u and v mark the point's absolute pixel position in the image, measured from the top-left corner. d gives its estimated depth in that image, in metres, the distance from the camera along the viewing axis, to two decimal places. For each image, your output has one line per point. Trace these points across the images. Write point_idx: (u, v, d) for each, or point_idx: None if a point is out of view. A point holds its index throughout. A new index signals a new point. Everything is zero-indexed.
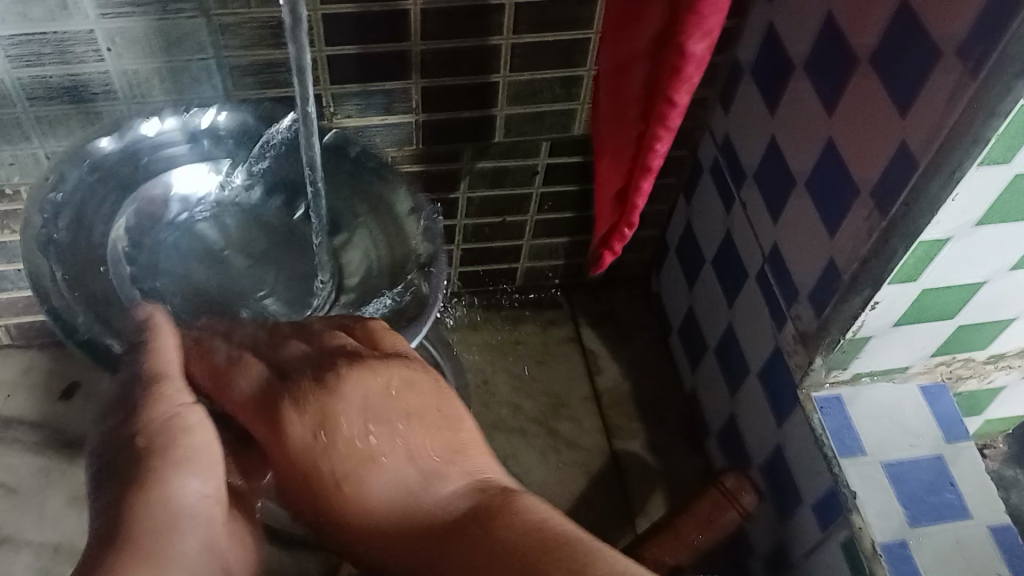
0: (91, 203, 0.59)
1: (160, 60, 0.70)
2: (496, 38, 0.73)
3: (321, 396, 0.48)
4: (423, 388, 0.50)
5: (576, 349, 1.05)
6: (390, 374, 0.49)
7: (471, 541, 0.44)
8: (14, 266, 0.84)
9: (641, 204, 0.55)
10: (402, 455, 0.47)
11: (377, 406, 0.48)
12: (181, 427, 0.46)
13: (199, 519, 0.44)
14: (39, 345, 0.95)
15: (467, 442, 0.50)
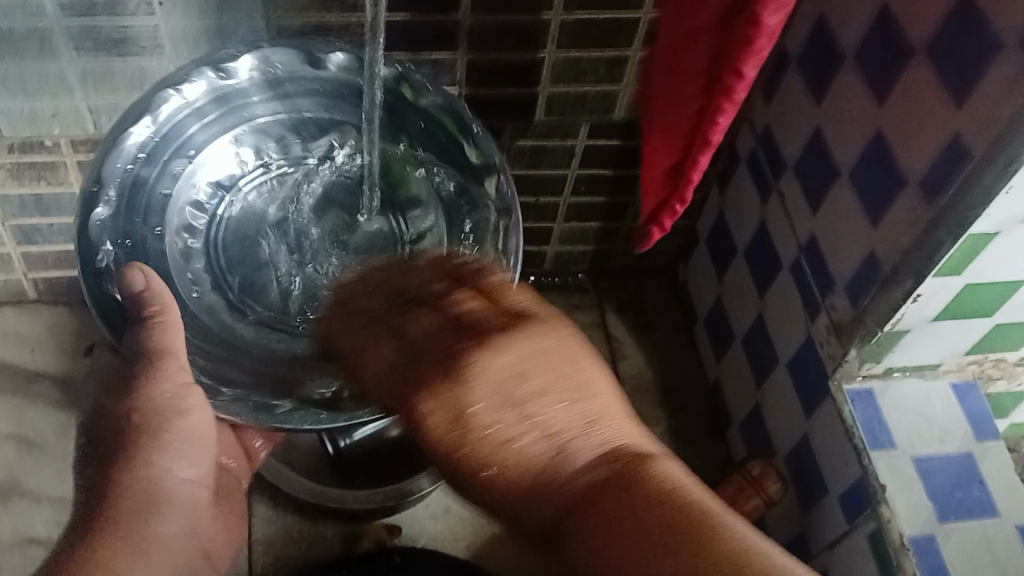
0: (143, 187, 0.62)
1: (210, 18, 0.69)
2: (545, 14, 0.73)
3: (455, 383, 0.42)
4: (551, 351, 0.44)
5: (600, 334, 1.05)
6: (526, 343, 0.43)
7: (623, 512, 0.43)
8: (50, 220, 0.85)
9: (700, 172, 0.56)
10: (539, 434, 0.43)
11: (508, 386, 0.42)
12: (178, 423, 0.54)
13: (170, 513, 0.53)
14: (66, 302, 0.96)
15: (601, 404, 0.45)
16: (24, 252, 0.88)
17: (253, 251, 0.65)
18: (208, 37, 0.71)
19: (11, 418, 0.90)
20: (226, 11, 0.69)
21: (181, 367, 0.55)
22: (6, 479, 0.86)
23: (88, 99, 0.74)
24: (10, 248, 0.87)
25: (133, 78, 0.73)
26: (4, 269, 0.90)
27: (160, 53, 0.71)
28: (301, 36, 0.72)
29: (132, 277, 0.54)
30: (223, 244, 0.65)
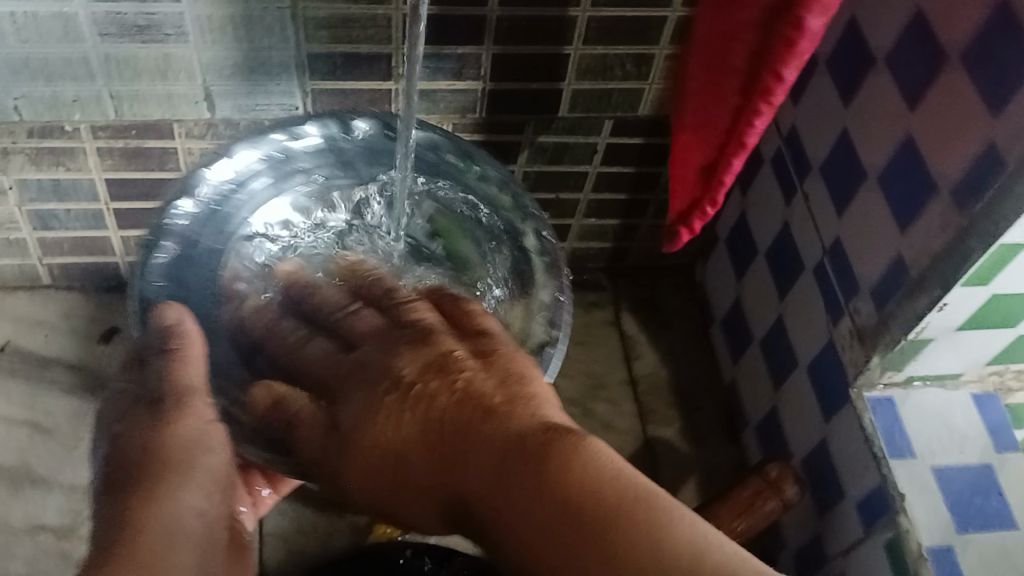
0: (193, 251, 0.65)
1: (235, 6, 0.68)
2: (573, 9, 0.72)
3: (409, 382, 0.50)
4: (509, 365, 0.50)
5: (616, 333, 1.04)
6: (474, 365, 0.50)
7: (538, 491, 0.41)
8: (67, 206, 0.84)
9: (734, 172, 0.56)
10: (478, 410, 0.46)
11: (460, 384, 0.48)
12: (201, 443, 0.52)
13: (198, 526, 0.47)
14: (82, 288, 0.95)
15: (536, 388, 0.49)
16: (41, 238, 0.88)
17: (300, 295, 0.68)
18: (233, 25, 0.70)
19: (24, 403, 0.89)
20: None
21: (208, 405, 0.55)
22: (18, 465, 0.86)
23: (110, 86, 0.73)
24: (26, 233, 0.87)
25: (156, 65, 0.72)
26: (20, 254, 0.90)
27: (184, 40, 0.71)
28: (327, 25, 0.71)
29: (166, 314, 0.58)
30: (274, 292, 0.68)
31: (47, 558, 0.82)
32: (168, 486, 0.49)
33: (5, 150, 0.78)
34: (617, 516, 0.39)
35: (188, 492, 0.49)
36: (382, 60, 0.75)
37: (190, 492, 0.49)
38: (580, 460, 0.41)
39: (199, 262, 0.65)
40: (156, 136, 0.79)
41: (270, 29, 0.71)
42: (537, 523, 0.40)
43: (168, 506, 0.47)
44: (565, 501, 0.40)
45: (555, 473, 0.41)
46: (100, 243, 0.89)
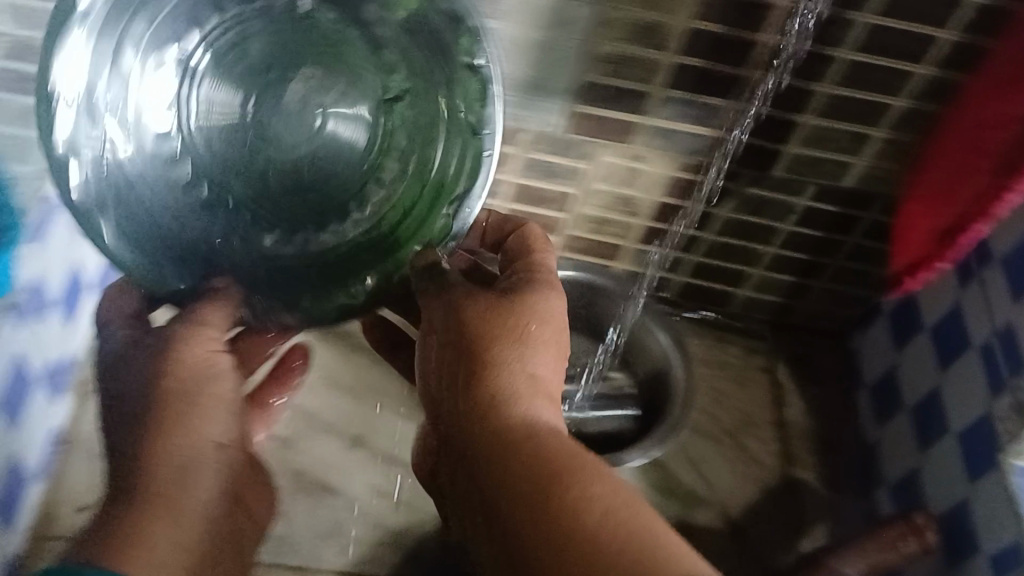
0: (125, 193, 0.62)
1: (545, 33, 0.82)
2: (815, 85, 0.85)
3: (497, 303, 0.61)
4: (542, 334, 0.61)
5: (770, 379, 1.13)
6: (521, 317, 0.60)
7: (487, 496, 0.52)
8: None
9: (966, 241, 0.75)
10: (529, 376, 0.58)
11: (500, 334, 0.59)
12: (212, 372, 0.62)
13: (206, 461, 0.60)
14: None
15: (529, 335, 0.60)
16: None
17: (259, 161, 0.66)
18: (535, 48, 0.84)
19: None
20: (421, 107, 0.68)
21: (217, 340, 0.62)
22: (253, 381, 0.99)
23: (88, 137, 0.60)
24: None
25: None
26: None
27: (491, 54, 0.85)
28: (608, 61, 0.84)
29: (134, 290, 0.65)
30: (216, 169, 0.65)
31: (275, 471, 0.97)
32: (172, 428, 0.59)
33: None
34: (552, 490, 0.48)
35: (205, 424, 0.61)
36: (639, 98, 0.88)
37: (176, 436, 0.59)
38: (591, 515, 0.45)
39: (134, 196, 0.62)
40: None
41: (565, 58, 0.84)
42: (496, 548, 0.50)
43: (179, 438, 0.59)
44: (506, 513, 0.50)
45: (507, 524, 0.49)
46: None
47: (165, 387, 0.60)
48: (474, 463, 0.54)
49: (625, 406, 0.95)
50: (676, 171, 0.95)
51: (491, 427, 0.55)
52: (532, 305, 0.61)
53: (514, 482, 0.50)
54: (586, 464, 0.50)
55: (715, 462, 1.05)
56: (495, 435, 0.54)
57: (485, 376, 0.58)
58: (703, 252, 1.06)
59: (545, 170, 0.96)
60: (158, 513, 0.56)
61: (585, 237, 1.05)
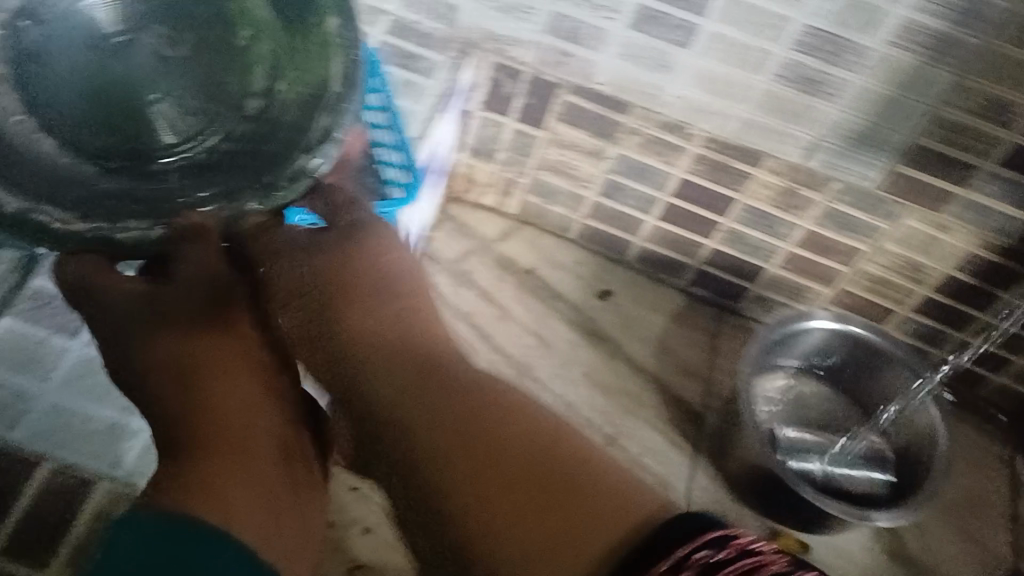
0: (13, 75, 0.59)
1: (895, 91, 0.84)
2: None
3: (338, 259, 0.75)
4: (397, 310, 0.73)
5: (1009, 473, 1.10)
6: (387, 301, 0.74)
7: (388, 390, 0.65)
8: (638, 185, 1.03)
9: None
10: (370, 309, 0.73)
11: (369, 284, 0.74)
12: (188, 365, 0.65)
13: (274, 470, 0.62)
14: (591, 250, 1.15)
15: (392, 300, 0.74)
16: (598, 201, 1.08)
17: (117, 46, 0.63)
18: (880, 103, 0.85)
19: (533, 317, 1.08)
20: (279, 41, 0.66)
21: (218, 326, 0.68)
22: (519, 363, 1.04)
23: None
24: (591, 194, 1.07)
25: (798, 110, 0.89)
26: (572, 207, 1.10)
27: (833, 101, 0.87)
28: (947, 129, 0.86)
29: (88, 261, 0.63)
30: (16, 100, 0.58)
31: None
32: (192, 386, 0.63)
33: (632, 128, 0.97)
34: (487, 419, 0.60)
35: (210, 384, 0.64)
36: (963, 169, 0.89)
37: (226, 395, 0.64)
38: (515, 438, 0.58)
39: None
40: (746, 160, 0.95)
41: (905, 118, 0.86)
42: (424, 473, 0.58)
43: (207, 397, 0.63)
44: (449, 430, 0.59)
45: (423, 438, 0.60)
46: (632, 223, 1.09)
47: (176, 358, 0.65)
48: (370, 397, 0.65)
49: (881, 469, 0.96)
50: (977, 249, 0.95)
51: (389, 366, 0.67)
52: (381, 265, 0.76)
53: (449, 414, 0.61)
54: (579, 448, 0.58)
55: (944, 539, 1.04)
56: (417, 395, 0.63)
57: (345, 305, 0.73)
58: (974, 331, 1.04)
59: (841, 222, 0.98)
60: (239, 470, 0.59)
61: (857, 293, 1.06)
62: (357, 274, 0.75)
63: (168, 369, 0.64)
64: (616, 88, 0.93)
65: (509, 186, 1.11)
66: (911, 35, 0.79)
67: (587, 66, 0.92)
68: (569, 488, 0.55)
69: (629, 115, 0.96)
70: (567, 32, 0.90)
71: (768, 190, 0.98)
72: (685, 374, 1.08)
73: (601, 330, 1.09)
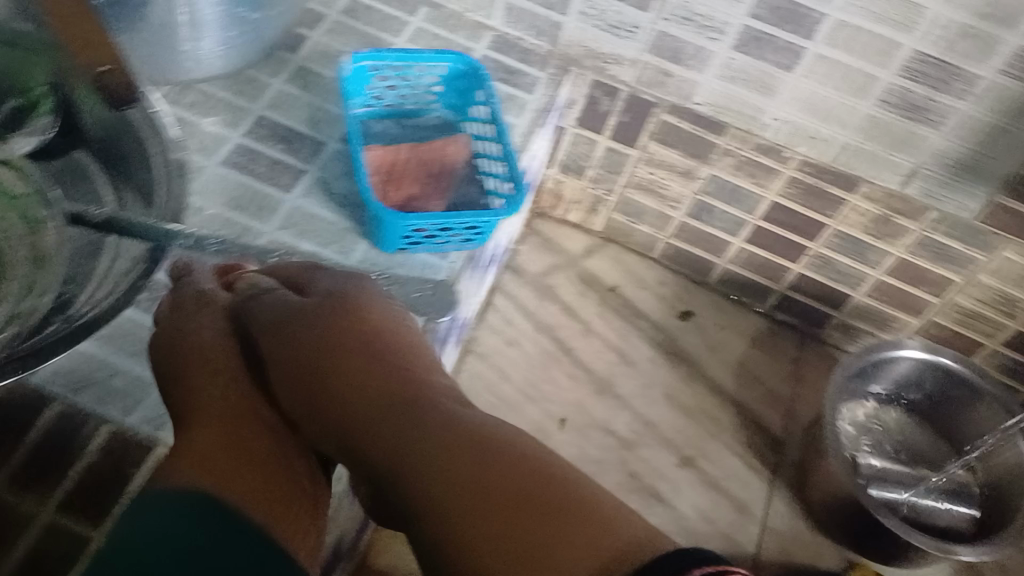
0: None
1: (1001, 119, 0.83)
2: None
3: (335, 296, 0.62)
4: (326, 316, 0.61)
5: None
6: (355, 312, 0.61)
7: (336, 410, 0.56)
8: (729, 208, 1.04)
9: None
10: (330, 322, 0.60)
11: (327, 323, 0.60)
12: (195, 338, 0.63)
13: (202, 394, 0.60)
14: (676, 271, 1.15)
15: (357, 327, 0.60)
16: (687, 222, 1.08)
17: None
18: (987, 132, 0.84)
19: (616, 335, 1.08)
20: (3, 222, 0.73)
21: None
22: (603, 377, 1.04)
23: None
24: (680, 214, 1.08)
25: (900, 136, 0.88)
26: (658, 227, 1.11)
27: (938, 128, 0.86)
28: None
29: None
30: None
31: (610, 459, 0.99)
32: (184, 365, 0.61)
33: (727, 150, 0.98)
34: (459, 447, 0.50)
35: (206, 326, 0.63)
36: None
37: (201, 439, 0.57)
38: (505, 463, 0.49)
39: None
40: (842, 186, 0.95)
41: (1011, 147, 0.85)
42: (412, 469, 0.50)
43: (180, 391, 0.61)
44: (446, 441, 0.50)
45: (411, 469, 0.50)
46: (719, 244, 1.09)
47: (187, 349, 0.62)
48: (344, 423, 0.55)
49: (966, 502, 0.93)
50: None
51: (372, 423, 0.54)
52: (346, 296, 0.63)
53: (435, 439, 0.51)
54: (566, 490, 0.48)
55: None
56: (400, 439, 0.52)
57: (304, 328, 0.60)
58: None
59: (937, 251, 0.97)
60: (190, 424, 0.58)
61: (948, 326, 1.04)
62: (317, 322, 0.60)
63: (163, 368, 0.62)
64: (714, 109, 0.95)
65: (596, 203, 1.12)
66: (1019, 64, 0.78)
67: (687, 86, 0.94)
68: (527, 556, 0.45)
69: (724, 136, 0.97)
70: (669, 51, 0.92)
71: (863, 216, 0.97)
72: (767, 399, 1.07)
73: (684, 351, 1.09)
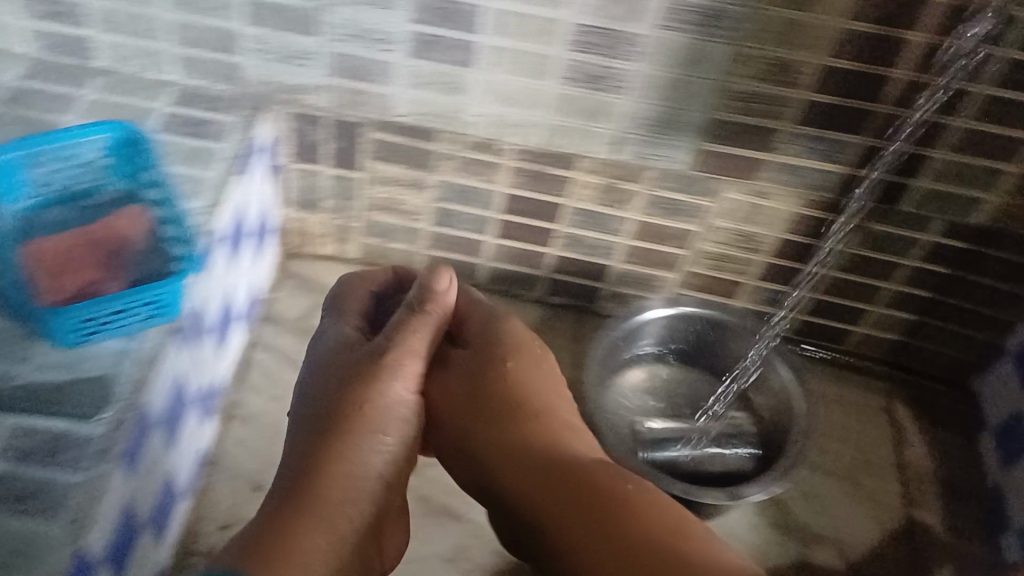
0: None
1: (677, 71, 0.84)
2: (950, 118, 0.83)
3: (507, 371, 0.84)
4: (493, 380, 0.83)
5: (887, 418, 1.10)
6: (504, 373, 0.84)
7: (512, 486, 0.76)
8: (468, 208, 1.02)
9: None
10: (477, 411, 0.82)
11: (466, 398, 0.83)
12: (378, 397, 0.77)
13: (362, 480, 0.74)
14: (444, 279, 1.13)
15: (527, 395, 0.82)
16: (435, 231, 1.06)
17: None
18: (670, 86, 0.85)
19: None
20: None
21: None
22: None
23: None
24: (426, 224, 1.05)
25: (594, 107, 0.89)
26: (411, 241, 1.08)
27: (625, 91, 0.87)
28: (739, 98, 0.85)
29: None
30: None
31: None
32: (352, 436, 0.75)
33: (443, 154, 0.96)
34: (607, 520, 0.69)
35: (367, 453, 0.75)
36: (769, 135, 0.88)
37: (337, 488, 0.72)
38: (638, 528, 0.67)
39: None
40: (561, 166, 0.95)
41: (696, 95, 0.85)
42: (562, 517, 0.71)
43: (352, 465, 0.74)
44: (583, 505, 0.71)
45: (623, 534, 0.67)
46: (474, 245, 1.07)
47: (355, 410, 0.76)
48: (534, 514, 0.73)
49: (742, 444, 0.96)
50: (800, 207, 0.96)
51: (518, 463, 0.77)
52: (515, 387, 0.83)
53: (592, 501, 0.70)
54: (686, 548, 0.66)
55: (833, 499, 1.02)
56: (560, 504, 0.72)
57: (499, 427, 0.80)
58: (821, 288, 1.05)
59: (668, 207, 0.98)
60: (310, 525, 0.69)
61: (708, 272, 1.06)
62: (494, 365, 0.84)
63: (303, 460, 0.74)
64: (418, 117, 0.92)
65: (343, 234, 1.08)
66: (672, 17, 0.79)
67: (383, 101, 0.92)
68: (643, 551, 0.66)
69: (437, 141, 0.95)
70: (351, 72, 0.89)
71: (590, 189, 0.98)
72: None
73: None
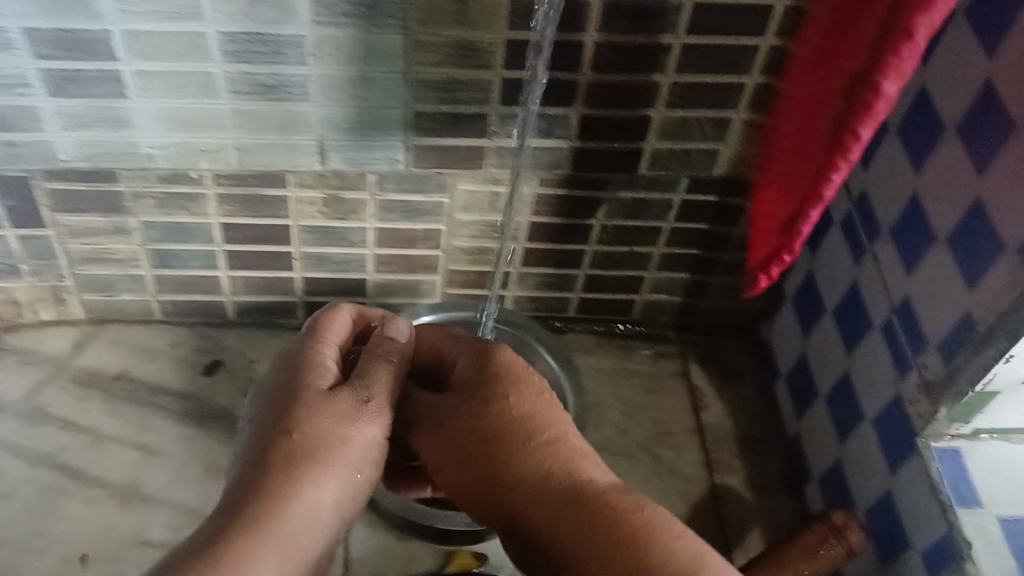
0: None
1: (355, 69, 0.75)
2: (659, 76, 0.78)
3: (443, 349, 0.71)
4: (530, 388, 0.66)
5: (683, 384, 1.05)
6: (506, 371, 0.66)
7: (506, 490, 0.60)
8: (187, 246, 0.91)
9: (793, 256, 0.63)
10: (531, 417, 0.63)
11: (473, 381, 0.67)
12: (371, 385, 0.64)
13: (340, 482, 0.58)
14: (189, 323, 1.01)
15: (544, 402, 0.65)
16: (159, 275, 0.95)
17: None
18: (353, 85, 0.76)
19: (133, 425, 0.93)
20: None
21: None
22: (126, 483, 0.89)
23: None
24: (147, 270, 0.94)
25: (281, 120, 0.79)
26: (138, 290, 0.96)
27: (308, 99, 0.77)
28: (434, 87, 0.77)
29: None
30: None
31: None
32: (309, 414, 0.59)
33: (138, 193, 0.85)
34: (573, 495, 0.57)
35: (364, 425, 0.61)
36: (479, 121, 0.81)
37: (334, 458, 0.58)
38: (651, 538, 0.53)
39: None
40: (272, 185, 0.86)
41: (386, 92, 0.77)
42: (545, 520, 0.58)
43: (306, 428, 0.58)
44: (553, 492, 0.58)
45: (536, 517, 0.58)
46: (209, 283, 0.96)
47: (300, 386, 0.62)
48: (517, 512, 0.59)
49: None
50: (538, 189, 0.89)
51: (531, 490, 0.59)
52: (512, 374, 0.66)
53: (550, 491, 0.58)
54: (645, 520, 0.54)
55: (635, 482, 0.96)
56: (533, 486, 0.59)
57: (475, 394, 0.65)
58: (588, 264, 0.99)
59: (403, 210, 0.90)
60: (302, 474, 0.56)
61: (466, 270, 0.98)
62: (492, 398, 0.64)
63: (286, 448, 0.57)
64: (91, 160, 0.81)
65: (60, 294, 0.96)
66: (327, 11, 0.71)
67: (45, 147, 0.80)
68: (618, 550, 0.53)
69: (123, 181, 0.84)
70: None
71: (312, 205, 0.88)
72: None
73: (220, 411, 0.96)
